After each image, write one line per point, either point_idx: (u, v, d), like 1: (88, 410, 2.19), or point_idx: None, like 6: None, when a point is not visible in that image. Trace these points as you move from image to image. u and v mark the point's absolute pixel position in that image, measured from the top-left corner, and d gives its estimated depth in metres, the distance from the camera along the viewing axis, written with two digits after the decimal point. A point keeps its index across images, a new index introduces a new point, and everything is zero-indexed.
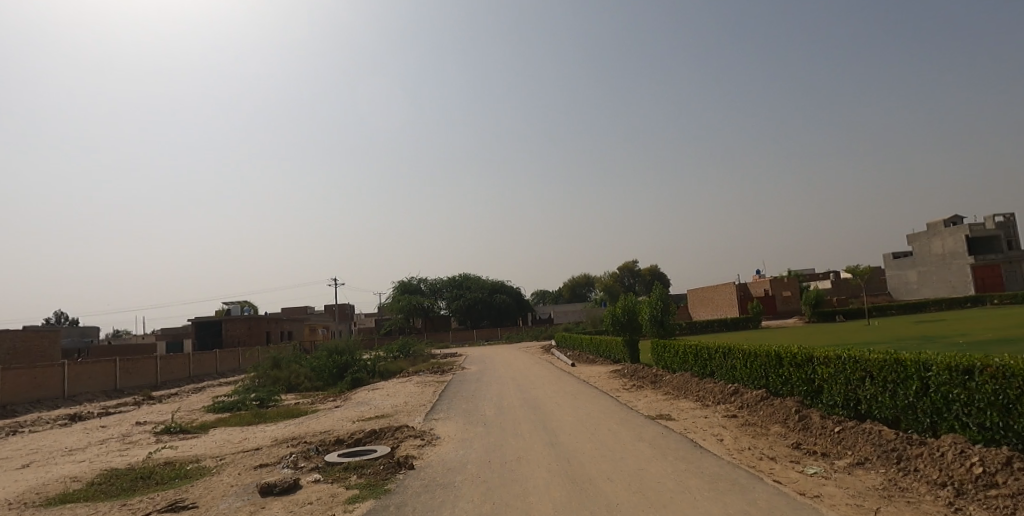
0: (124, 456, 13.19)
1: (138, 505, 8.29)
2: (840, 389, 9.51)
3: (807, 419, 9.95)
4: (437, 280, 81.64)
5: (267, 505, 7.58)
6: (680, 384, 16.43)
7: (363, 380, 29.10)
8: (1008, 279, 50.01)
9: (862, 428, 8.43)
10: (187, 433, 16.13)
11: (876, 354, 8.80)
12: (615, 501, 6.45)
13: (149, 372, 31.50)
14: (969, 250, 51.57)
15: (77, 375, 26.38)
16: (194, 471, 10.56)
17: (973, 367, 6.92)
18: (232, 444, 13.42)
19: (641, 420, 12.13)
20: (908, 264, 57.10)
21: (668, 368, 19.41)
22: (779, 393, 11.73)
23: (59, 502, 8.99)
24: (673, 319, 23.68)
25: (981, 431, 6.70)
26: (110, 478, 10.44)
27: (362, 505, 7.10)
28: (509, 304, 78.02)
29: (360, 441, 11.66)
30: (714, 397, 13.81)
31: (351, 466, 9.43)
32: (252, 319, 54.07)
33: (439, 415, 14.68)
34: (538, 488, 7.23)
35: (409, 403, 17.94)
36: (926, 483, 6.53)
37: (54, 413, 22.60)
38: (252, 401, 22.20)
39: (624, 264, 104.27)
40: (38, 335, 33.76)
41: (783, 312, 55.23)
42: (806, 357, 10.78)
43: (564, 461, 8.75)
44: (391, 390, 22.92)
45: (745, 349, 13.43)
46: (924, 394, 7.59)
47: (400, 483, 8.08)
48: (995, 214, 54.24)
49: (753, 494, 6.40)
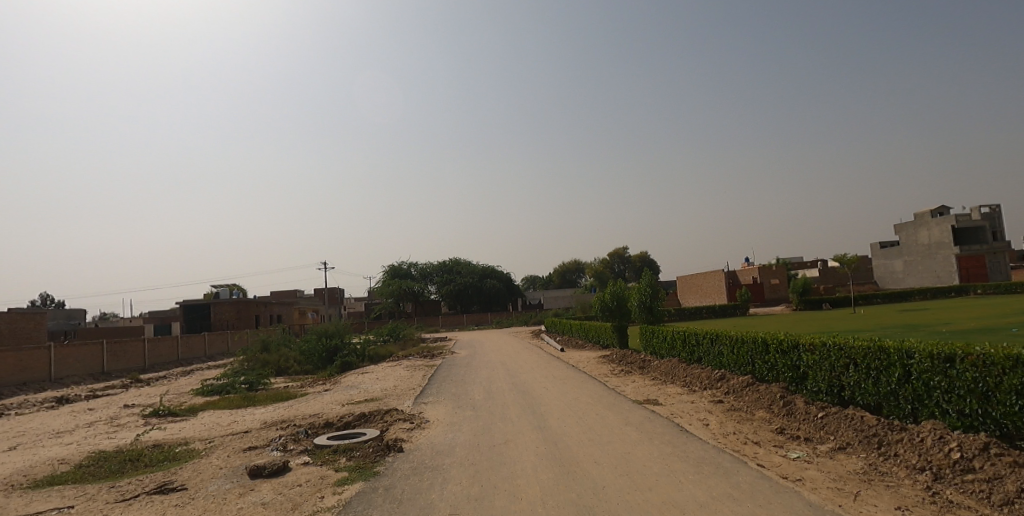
0: (113, 439, 13.20)
1: (127, 487, 8.31)
2: (824, 376, 9.67)
3: (792, 404, 10.10)
4: (427, 264, 81.58)
5: (256, 487, 7.62)
6: (668, 370, 16.58)
7: (352, 363, 29.23)
8: (991, 269, 50.82)
9: (845, 414, 8.60)
10: (176, 416, 16.13)
11: (860, 342, 8.92)
12: (601, 484, 6.54)
13: (137, 356, 31.36)
14: (954, 239, 52.29)
15: (64, 358, 26.18)
16: (183, 453, 10.56)
17: (955, 354, 7.04)
18: (221, 427, 13.46)
19: (629, 404, 12.26)
20: (895, 253, 57.78)
21: (656, 353, 19.57)
22: (765, 379, 11.90)
23: (47, 484, 8.98)
24: (661, 305, 23.72)
25: (959, 417, 6.85)
26: (99, 460, 10.44)
27: (351, 487, 7.15)
28: (499, 289, 78.21)
29: (349, 424, 11.73)
30: (700, 383, 13.97)
31: (340, 449, 9.46)
32: (241, 303, 53.80)
33: (428, 398, 14.69)
34: (526, 471, 7.31)
35: (398, 387, 18.06)
36: (905, 468, 6.68)
37: (41, 395, 22.47)
38: (241, 384, 22.14)
39: (614, 251, 104.69)
40: (24, 316, 33.40)
41: (771, 299, 55.82)
42: (792, 344, 10.91)
43: (552, 445, 8.81)
44: (381, 374, 22.91)
45: (734, 334, 13.53)
46: (907, 381, 7.71)
47: (389, 466, 8.12)
48: (981, 205, 54.94)
49: (738, 478, 6.50)
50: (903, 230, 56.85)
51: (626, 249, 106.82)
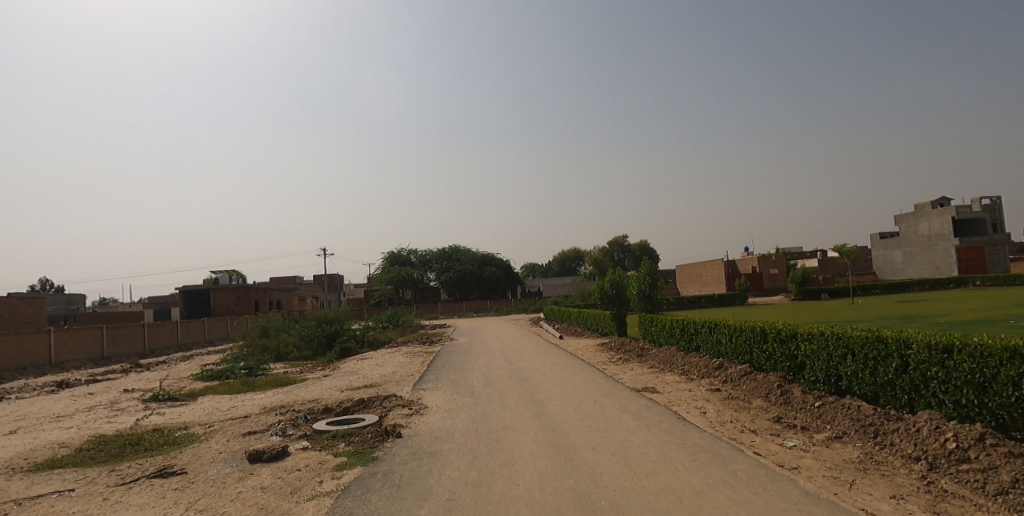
0: (112, 423, 13.25)
1: (127, 470, 8.35)
2: (821, 365, 9.68)
3: (788, 393, 10.15)
4: (427, 252, 81.56)
5: (255, 472, 7.65)
6: (666, 358, 16.66)
7: (352, 349, 29.32)
8: (991, 262, 50.85)
9: (842, 403, 8.64)
10: (175, 401, 16.22)
11: (858, 331, 8.94)
12: (598, 471, 6.58)
13: (137, 341, 31.42)
14: (955, 231, 52.16)
15: (64, 342, 26.27)
16: (183, 437, 10.61)
17: (953, 345, 7.05)
18: (221, 412, 13.55)
19: (627, 392, 12.34)
20: (894, 244, 57.87)
21: (655, 342, 19.57)
22: (762, 368, 11.94)
23: (49, 467, 9.06)
24: (660, 294, 23.72)
25: (956, 408, 6.86)
26: (99, 444, 10.49)
27: (349, 472, 7.18)
28: (499, 276, 78.49)
29: (348, 410, 11.79)
30: (698, 371, 14.04)
31: (339, 434, 9.52)
32: (240, 289, 53.92)
33: (427, 384, 14.80)
34: (523, 458, 7.34)
35: (397, 373, 18.19)
36: (901, 457, 6.72)
37: (41, 380, 22.53)
38: (241, 369, 22.22)
39: (615, 239, 105.05)
40: (24, 301, 33.42)
41: (770, 289, 55.94)
42: (790, 333, 10.91)
43: (550, 431, 8.89)
44: (379, 360, 22.97)
45: (731, 323, 13.56)
46: (903, 371, 7.74)
47: (388, 451, 8.18)
48: (981, 197, 55.14)
49: (734, 466, 6.55)
50: (903, 220, 56.76)
51: (625, 236, 106.72)
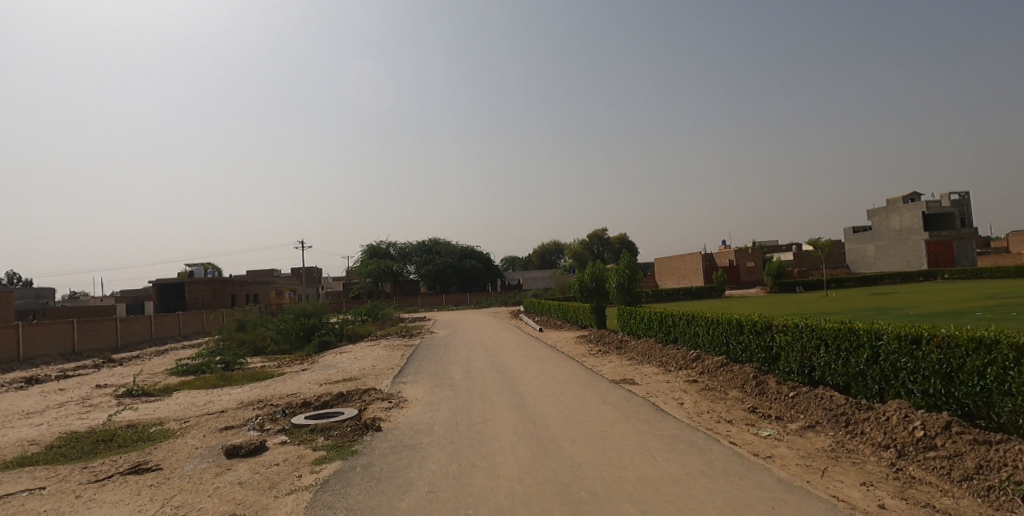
0: (84, 420, 12.94)
1: (100, 467, 8.18)
2: (796, 356, 9.88)
3: (764, 384, 10.36)
4: (406, 244, 80.96)
5: (232, 467, 7.55)
6: (645, 350, 16.84)
7: (331, 343, 29.06)
8: (958, 255, 52.35)
9: (816, 394, 8.84)
10: (150, 396, 15.91)
11: (831, 323, 9.14)
12: (578, 462, 6.63)
13: (109, 335, 30.72)
14: (925, 226, 53.56)
15: (33, 337, 25.57)
16: (157, 433, 10.41)
17: (921, 336, 7.24)
18: (197, 407, 13.33)
19: (606, 383, 12.46)
20: (867, 238, 59.16)
21: (633, 334, 19.78)
22: (738, 359, 12.14)
23: (17, 465, 8.81)
24: (639, 287, 23.95)
25: (924, 397, 7.07)
26: (71, 441, 10.25)
27: (329, 467, 7.12)
28: (479, 269, 78.39)
29: (327, 404, 11.69)
30: (676, 363, 14.22)
31: (318, 428, 9.43)
32: (216, 282, 53.02)
33: (407, 378, 14.74)
34: (503, 450, 7.37)
35: (377, 366, 18.10)
36: (871, 445, 6.91)
37: (9, 375, 21.91)
38: (217, 364, 21.89)
39: (594, 233, 105.71)
40: None
41: (746, 282, 56.86)
42: (765, 325, 11.10)
43: (530, 423, 8.94)
44: (359, 354, 22.81)
45: (708, 315, 13.75)
46: (874, 362, 7.95)
47: (368, 445, 8.13)
48: (950, 193, 56.73)
49: (711, 455, 6.67)
50: (876, 215, 58.07)
51: (605, 229, 107.41)
